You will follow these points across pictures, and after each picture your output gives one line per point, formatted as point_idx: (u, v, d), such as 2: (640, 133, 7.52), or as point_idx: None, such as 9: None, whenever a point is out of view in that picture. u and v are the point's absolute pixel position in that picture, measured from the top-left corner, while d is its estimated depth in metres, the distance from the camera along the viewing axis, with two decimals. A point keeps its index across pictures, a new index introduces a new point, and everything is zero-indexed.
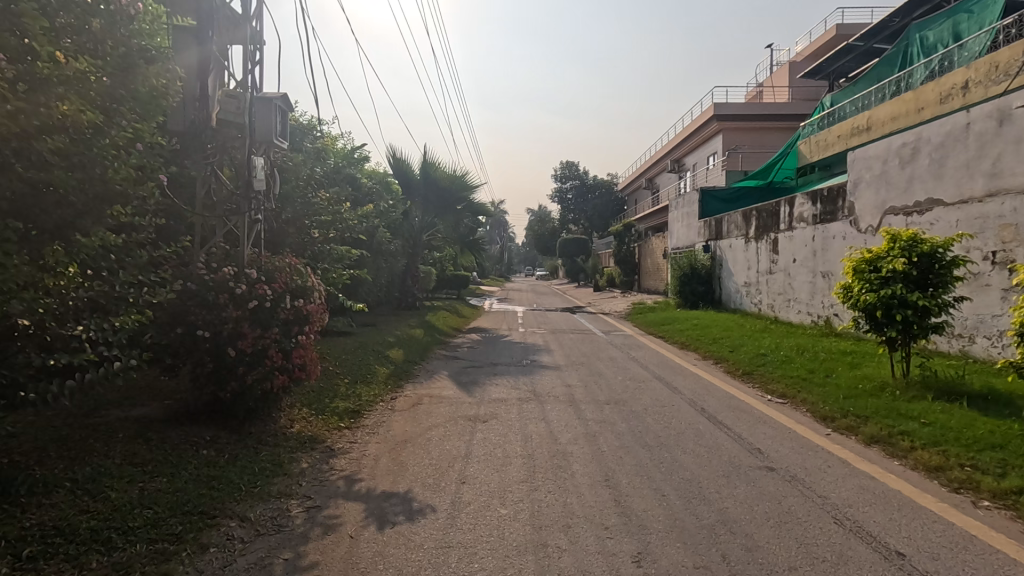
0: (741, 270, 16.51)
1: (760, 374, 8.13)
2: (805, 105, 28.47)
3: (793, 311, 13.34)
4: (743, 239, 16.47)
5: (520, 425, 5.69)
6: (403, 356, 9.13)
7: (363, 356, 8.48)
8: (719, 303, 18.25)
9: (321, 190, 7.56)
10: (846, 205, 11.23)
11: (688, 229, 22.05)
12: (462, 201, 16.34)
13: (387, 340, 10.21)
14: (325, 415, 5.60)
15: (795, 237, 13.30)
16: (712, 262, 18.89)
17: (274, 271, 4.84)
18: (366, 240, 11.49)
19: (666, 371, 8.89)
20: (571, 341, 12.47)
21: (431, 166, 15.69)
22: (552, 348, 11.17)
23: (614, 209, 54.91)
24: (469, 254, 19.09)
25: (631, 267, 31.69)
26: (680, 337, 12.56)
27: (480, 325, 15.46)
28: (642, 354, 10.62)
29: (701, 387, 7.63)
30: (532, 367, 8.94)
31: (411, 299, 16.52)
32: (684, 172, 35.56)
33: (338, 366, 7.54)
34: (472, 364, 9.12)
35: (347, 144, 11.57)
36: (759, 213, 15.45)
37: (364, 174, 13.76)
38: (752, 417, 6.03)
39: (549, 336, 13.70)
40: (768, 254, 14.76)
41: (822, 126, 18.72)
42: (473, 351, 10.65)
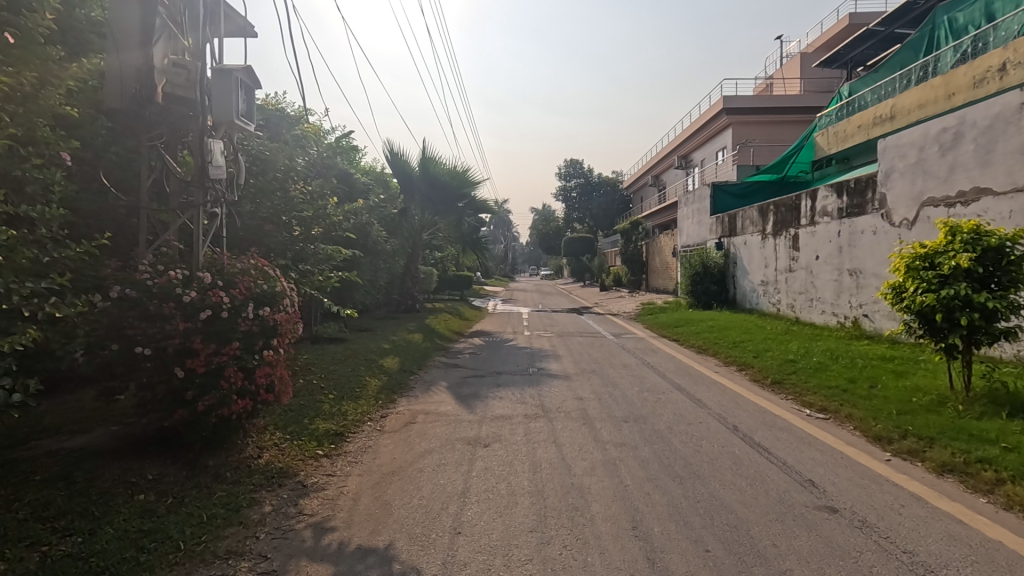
0: (758, 268, 15.68)
1: (792, 383, 7.34)
2: (818, 98, 27.59)
3: (816, 311, 12.51)
4: (760, 235, 15.65)
5: (527, 449, 4.93)
6: (397, 365, 8.37)
7: (354, 366, 7.73)
8: (734, 302, 17.42)
9: (304, 184, 6.80)
10: (877, 197, 10.40)
11: (699, 226, 21.22)
12: (464, 198, 15.56)
13: (382, 346, 9.46)
14: (302, 439, 4.85)
15: (818, 232, 12.47)
16: (725, 259, 18.06)
17: (234, 274, 4.08)
18: (359, 239, 10.72)
19: (686, 380, 8.08)
20: (579, 345, 11.68)
21: (431, 161, 14.92)
22: (560, 354, 10.39)
23: (620, 207, 54.04)
24: (472, 254, 18.31)
25: (638, 266, 30.87)
26: (696, 340, 11.78)
27: (483, 328, 14.69)
28: (658, 361, 9.83)
29: (727, 399, 6.84)
30: (539, 376, 8.16)
31: (410, 301, 15.77)
32: (692, 168, 34.67)
33: (323, 378, 6.79)
34: (474, 373, 8.36)
35: (339, 136, 10.82)
36: (777, 208, 14.61)
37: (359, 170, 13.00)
38: (794, 438, 5.25)
39: (556, 339, 12.91)
40: (788, 251, 13.92)
41: (841, 116, 17.86)
42: (475, 358, 9.88)
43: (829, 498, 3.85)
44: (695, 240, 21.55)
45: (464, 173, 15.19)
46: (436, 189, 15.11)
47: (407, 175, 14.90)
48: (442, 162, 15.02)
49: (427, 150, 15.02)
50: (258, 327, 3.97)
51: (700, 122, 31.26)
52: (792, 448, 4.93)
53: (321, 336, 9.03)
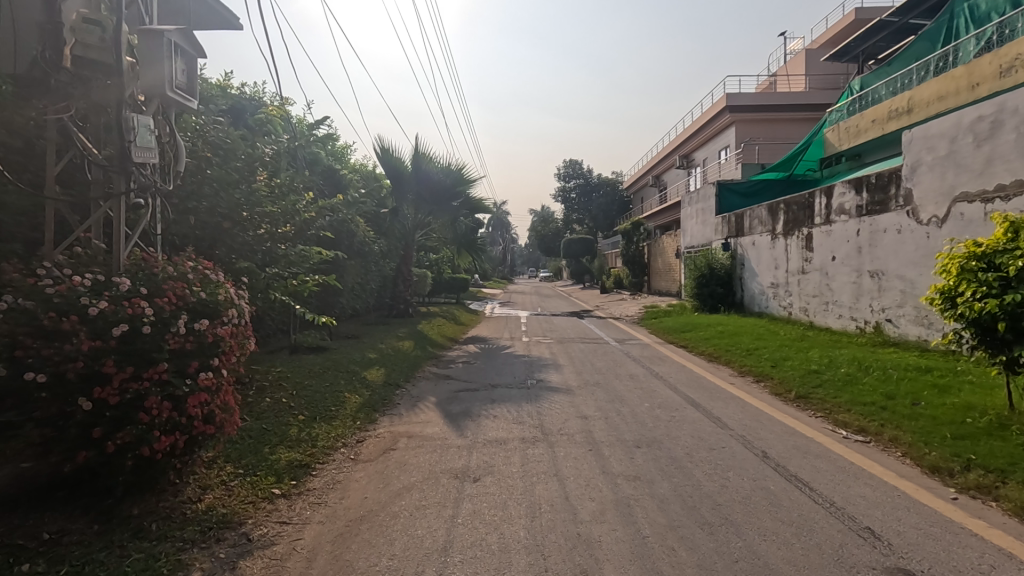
0: (768, 270, 14.95)
1: (820, 398, 6.60)
2: (823, 95, 26.96)
3: (832, 315, 11.77)
4: (769, 235, 14.92)
5: (524, 484, 4.17)
6: (382, 377, 7.61)
7: (334, 380, 6.98)
8: (741, 306, 16.69)
9: (274, 177, 6.06)
10: (901, 193, 9.68)
11: (703, 226, 20.47)
12: (459, 197, 14.82)
13: (367, 355, 8.69)
14: (258, 475, 4.11)
15: (835, 232, 11.74)
16: (732, 261, 17.33)
17: (163, 280, 3.34)
18: (344, 238, 9.97)
19: (700, 394, 7.32)
20: (580, 353, 10.91)
21: (424, 157, 14.17)
22: (561, 363, 9.62)
23: (620, 208, 53.35)
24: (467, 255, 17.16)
25: (640, 268, 30.15)
26: (706, 346, 11.04)
27: (478, 334, 13.93)
28: (667, 371, 9.07)
29: (749, 417, 6.09)
30: (538, 389, 7.40)
31: (402, 305, 15.02)
32: (695, 167, 33.95)
33: (296, 395, 6.03)
34: (466, 387, 7.60)
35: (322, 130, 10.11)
36: (789, 206, 13.89)
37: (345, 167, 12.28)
38: (836, 468, 4.49)
39: (556, 345, 12.16)
40: (801, 252, 13.18)
41: (853, 111, 17.18)
42: (469, 368, 9.13)
43: (899, 556, 3.10)
44: (700, 240, 20.80)
45: (459, 170, 14.45)
46: (430, 187, 14.36)
47: (398, 172, 14.14)
48: (435, 159, 14.27)
49: (420, 146, 14.28)
50: (190, 345, 3.23)
51: (702, 120, 30.58)
52: (836, 482, 4.18)
53: (300, 345, 8.27)
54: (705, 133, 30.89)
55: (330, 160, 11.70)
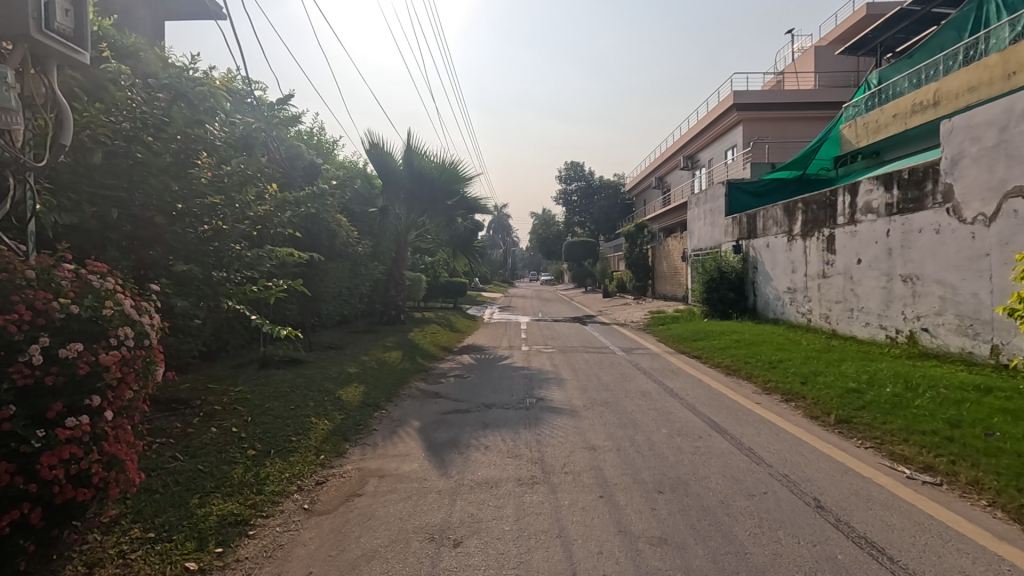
0: (784, 274, 14.04)
1: (866, 423, 5.67)
2: (833, 93, 26.09)
3: (858, 323, 10.84)
4: (785, 236, 14.01)
5: (520, 550, 3.25)
6: (360, 396, 6.69)
7: (304, 400, 6.06)
8: (754, 312, 15.77)
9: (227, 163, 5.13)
10: (939, 190, 8.76)
11: (712, 227, 19.58)
12: (454, 195, 13.92)
13: (347, 370, 7.77)
14: (173, 540, 3.18)
15: (860, 233, 10.82)
16: (743, 264, 16.41)
17: (17, 291, 2.46)
18: (327, 238, 9.07)
19: (724, 415, 6.39)
20: (584, 365, 9.98)
21: (416, 154, 13.29)
22: (563, 376, 8.70)
23: (621, 210, 52.52)
24: (463, 258, 16.46)
25: (644, 270, 28.97)
26: (722, 357, 10.14)
27: (475, 342, 13.03)
28: (682, 386, 8.15)
29: (785, 447, 5.17)
30: (538, 410, 6.49)
31: (394, 311, 14.12)
32: (700, 168, 33.09)
33: (253, 422, 5.11)
34: (456, 407, 6.67)
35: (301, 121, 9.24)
36: (807, 206, 12.97)
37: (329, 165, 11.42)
38: (915, 525, 3.56)
39: (558, 355, 11.25)
40: (822, 254, 12.26)
41: (871, 106, 16.24)
42: (461, 383, 8.21)
43: None
44: (708, 243, 19.90)
45: (454, 167, 13.57)
46: (422, 185, 13.45)
47: (389, 169, 13.25)
48: (429, 156, 13.39)
49: (412, 142, 13.40)
50: (47, 381, 2.34)
51: (708, 119, 29.73)
52: (920, 549, 3.25)
53: (271, 358, 7.34)
54: (711, 133, 30.06)
55: (312, 155, 10.83)
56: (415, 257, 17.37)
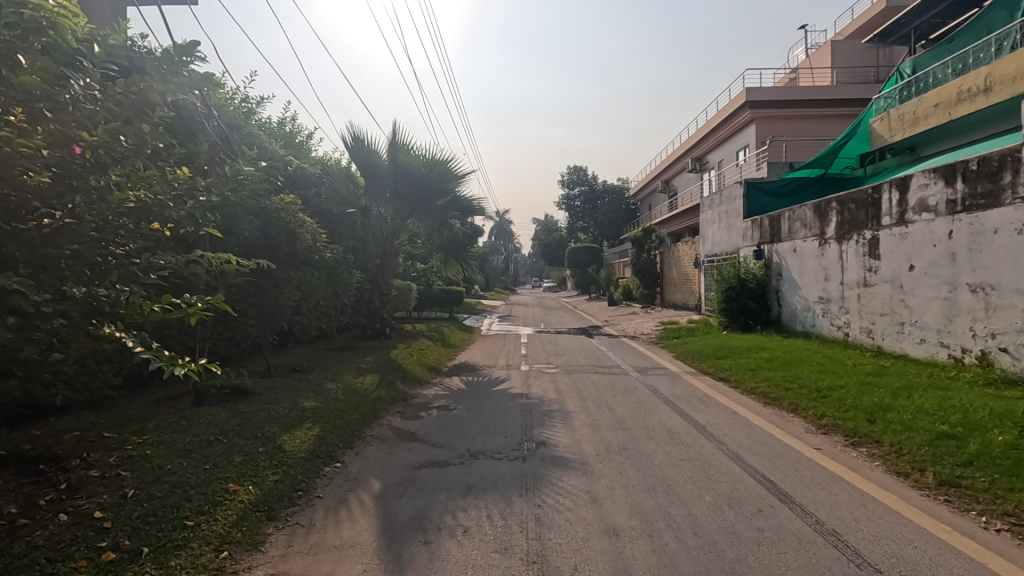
0: (814, 282, 12.59)
1: (984, 489, 4.20)
2: (852, 89, 24.62)
3: (911, 339, 9.36)
4: (815, 240, 12.56)
5: None
6: (311, 443, 5.22)
7: (228, 453, 4.59)
8: (778, 324, 14.31)
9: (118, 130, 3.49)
10: (1020, 182, 7.30)
11: (728, 231, 18.15)
12: (445, 194, 12.50)
13: (303, 403, 6.31)
14: None
15: (912, 235, 9.34)
16: (765, 270, 14.96)
17: None
18: (289, 242, 7.62)
19: (781, 468, 4.93)
20: (593, 390, 8.51)
21: (402, 148, 11.89)
22: (570, 408, 7.22)
23: (625, 215, 51.07)
24: (457, 265, 14.87)
25: (651, 277, 27.48)
26: (755, 381, 8.68)
27: (469, 360, 11.59)
28: (716, 420, 6.68)
29: (886, 532, 3.67)
30: (538, 465, 5.03)
31: (379, 325, 12.68)
32: (709, 170, 31.68)
33: (136, 497, 3.63)
34: (433, 459, 5.20)
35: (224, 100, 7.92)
36: (842, 206, 11.51)
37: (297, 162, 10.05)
38: None
39: (562, 377, 9.80)
40: (862, 260, 10.78)
41: (905, 96, 14.78)
42: (445, 418, 6.76)
43: None
44: (723, 248, 18.45)
45: (445, 164, 12.16)
46: (409, 183, 12.03)
47: (372, 165, 11.83)
48: (416, 151, 11.99)
49: (398, 135, 11.99)
50: None
51: (717, 119, 28.34)
52: None
53: (207, 391, 5.91)
54: (721, 133, 28.71)
55: (279, 149, 9.45)
56: (406, 264, 15.96)
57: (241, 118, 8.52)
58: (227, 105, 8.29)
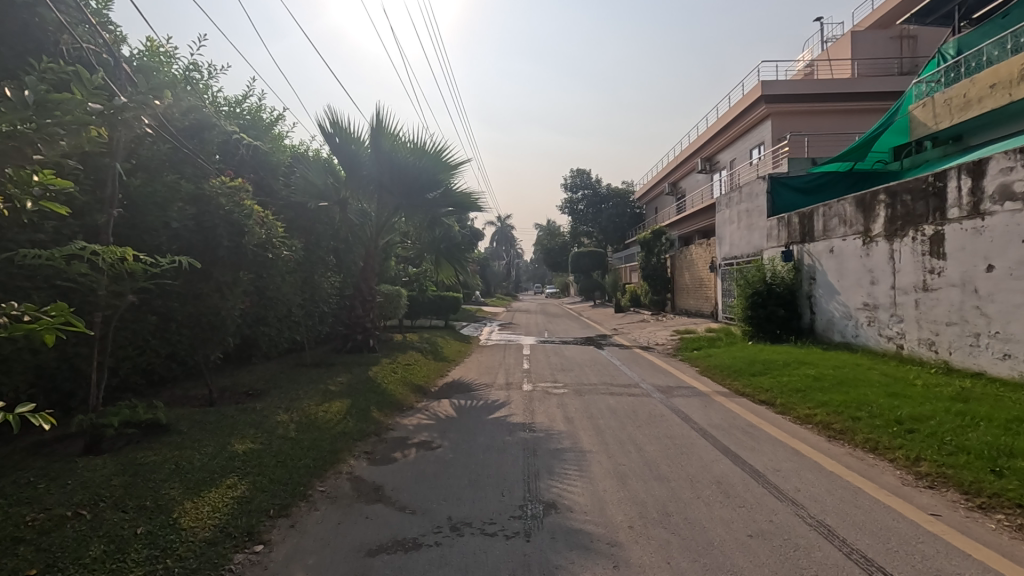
0: (858, 287, 11.05)
1: None
2: (876, 82, 23.16)
3: (993, 354, 7.80)
4: (858, 238, 11.02)
5: None
6: (224, 513, 3.67)
7: (81, 542, 3.04)
8: (812, 334, 12.76)
9: None
10: None
11: (749, 232, 16.62)
12: (437, 187, 11.01)
13: (234, 445, 4.78)
14: None
15: (990, 230, 7.83)
16: (795, 274, 13.41)
17: None
18: (235, 236, 6.08)
19: (905, 555, 3.38)
20: (611, 419, 6.95)
21: (386, 134, 10.43)
22: (585, 447, 5.66)
23: (630, 219, 49.59)
24: (451, 269, 13.33)
25: (662, 283, 25.91)
26: (807, 406, 7.11)
27: (463, 376, 10.05)
28: (778, 463, 5.13)
29: None
30: (549, 547, 3.48)
31: (361, 336, 11.15)
32: (720, 170, 30.22)
33: None
34: (399, 536, 3.65)
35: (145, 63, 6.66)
36: (892, 198, 9.98)
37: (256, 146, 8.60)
38: None
39: (573, 399, 8.26)
40: (921, 260, 9.24)
41: (950, 79, 13.29)
42: (425, 463, 5.22)
43: None
44: (744, 250, 16.92)
45: (435, 153, 10.69)
46: (395, 174, 10.57)
47: (353, 154, 10.39)
48: (403, 137, 10.53)
49: (382, 120, 10.53)
50: None
51: (730, 116, 26.92)
52: None
53: (104, 434, 4.37)
54: (732, 132, 27.33)
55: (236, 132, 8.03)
56: (396, 268, 14.45)
57: (184, 91, 7.09)
58: (164, 76, 6.86)
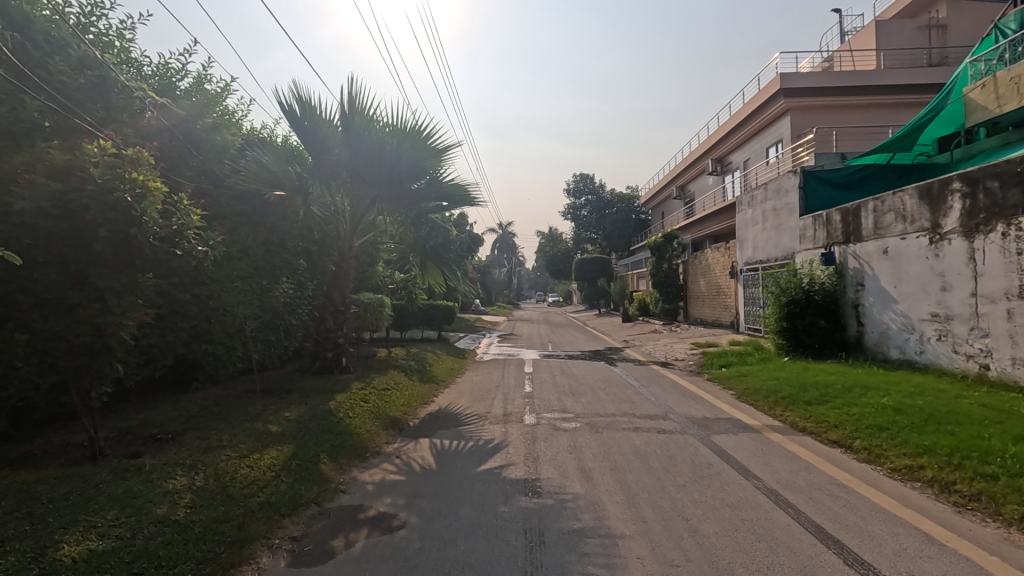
0: (924, 295, 9.30)
1: None
2: (904, 74, 21.56)
3: None
4: (923, 236, 9.28)
5: None
6: None
7: None
8: (862, 349, 10.96)
9: None
10: None
11: (778, 233, 14.88)
12: (422, 176, 9.32)
13: (65, 546, 3.03)
14: None
15: None
16: (838, 279, 11.65)
17: None
18: (120, 226, 4.31)
19: None
20: (644, 472, 5.18)
21: (360, 115, 8.74)
22: (615, 529, 3.89)
23: (636, 225, 47.88)
24: (440, 275, 11.60)
25: (674, 291, 24.12)
26: (905, 454, 5.33)
27: (452, 403, 8.28)
28: (916, 566, 3.33)
29: None
30: None
31: (332, 354, 9.38)
32: (732, 171, 28.55)
33: None
34: None
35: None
36: (971, 186, 8.24)
37: (177, 122, 6.86)
38: None
39: (589, 437, 6.48)
40: (1015, 261, 7.50)
41: (1013, 56, 11.59)
42: (374, 561, 3.44)
43: None
44: (771, 254, 15.17)
45: (418, 136, 8.99)
46: (371, 160, 8.86)
47: (320, 137, 8.68)
48: (379, 119, 8.84)
49: (355, 97, 8.81)
50: None
51: (744, 113, 25.31)
52: None
53: None
54: (746, 130, 25.72)
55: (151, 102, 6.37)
56: (380, 274, 12.70)
57: (71, 36, 5.38)
58: (41, 14, 5.16)
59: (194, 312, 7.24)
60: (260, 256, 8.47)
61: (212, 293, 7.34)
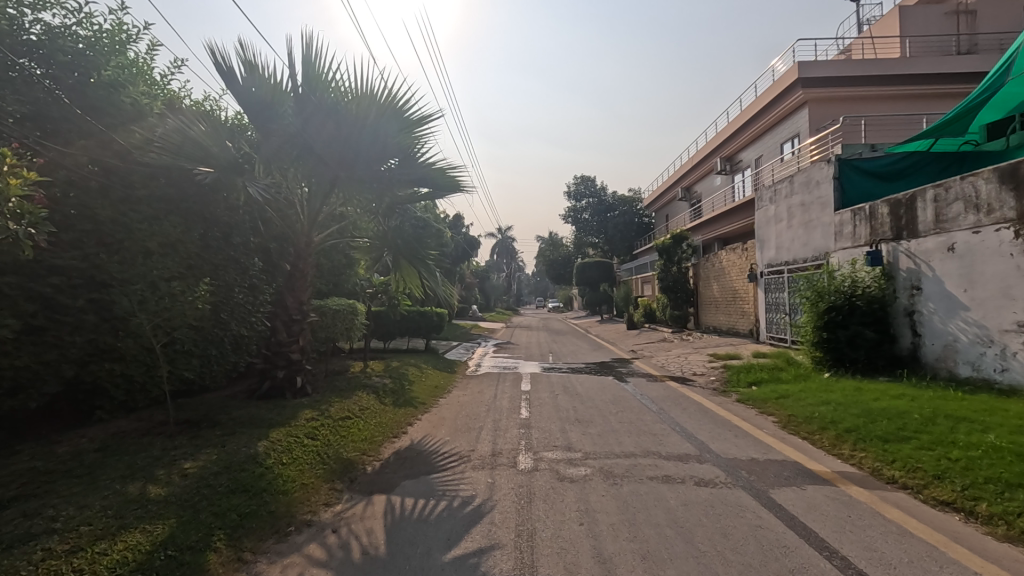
0: (1009, 300, 7.62)
1: None
2: (930, 61, 20.00)
3: None
4: (1008, 229, 7.60)
5: None
6: None
7: None
8: (920, 365, 9.26)
9: None
10: None
11: (808, 231, 13.19)
12: (393, 154, 7.65)
13: None
14: None
15: None
16: (887, 282, 9.95)
17: None
18: None
19: None
20: (693, 562, 3.47)
21: (314, 78, 7.02)
22: None
23: (638, 229, 46.22)
24: (418, 278, 9.92)
25: (684, 296, 22.41)
26: None
27: (428, 438, 6.56)
28: None
29: None
30: None
31: (285, 372, 7.67)
32: (742, 169, 26.90)
33: None
34: None
35: None
36: None
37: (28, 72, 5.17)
38: None
39: (605, 491, 4.78)
40: None
41: None
42: None
43: None
44: (800, 254, 13.50)
45: (387, 104, 7.32)
46: (330, 135, 7.17)
47: (266, 106, 6.98)
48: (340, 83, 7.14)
49: (309, 54, 7.06)
50: None
51: (756, 106, 23.66)
52: None
53: None
54: (758, 126, 24.11)
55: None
56: (354, 278, 11.02)
57: None
58: None
59: (89, 323, 5.54)
60: (192, 251, 6.78)
61: (112, 298, 5.64)
